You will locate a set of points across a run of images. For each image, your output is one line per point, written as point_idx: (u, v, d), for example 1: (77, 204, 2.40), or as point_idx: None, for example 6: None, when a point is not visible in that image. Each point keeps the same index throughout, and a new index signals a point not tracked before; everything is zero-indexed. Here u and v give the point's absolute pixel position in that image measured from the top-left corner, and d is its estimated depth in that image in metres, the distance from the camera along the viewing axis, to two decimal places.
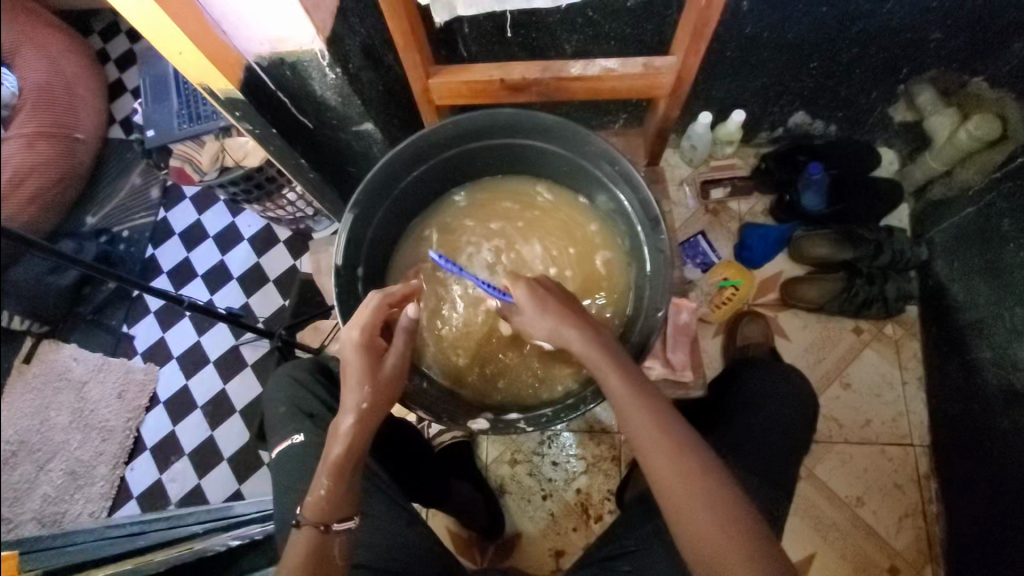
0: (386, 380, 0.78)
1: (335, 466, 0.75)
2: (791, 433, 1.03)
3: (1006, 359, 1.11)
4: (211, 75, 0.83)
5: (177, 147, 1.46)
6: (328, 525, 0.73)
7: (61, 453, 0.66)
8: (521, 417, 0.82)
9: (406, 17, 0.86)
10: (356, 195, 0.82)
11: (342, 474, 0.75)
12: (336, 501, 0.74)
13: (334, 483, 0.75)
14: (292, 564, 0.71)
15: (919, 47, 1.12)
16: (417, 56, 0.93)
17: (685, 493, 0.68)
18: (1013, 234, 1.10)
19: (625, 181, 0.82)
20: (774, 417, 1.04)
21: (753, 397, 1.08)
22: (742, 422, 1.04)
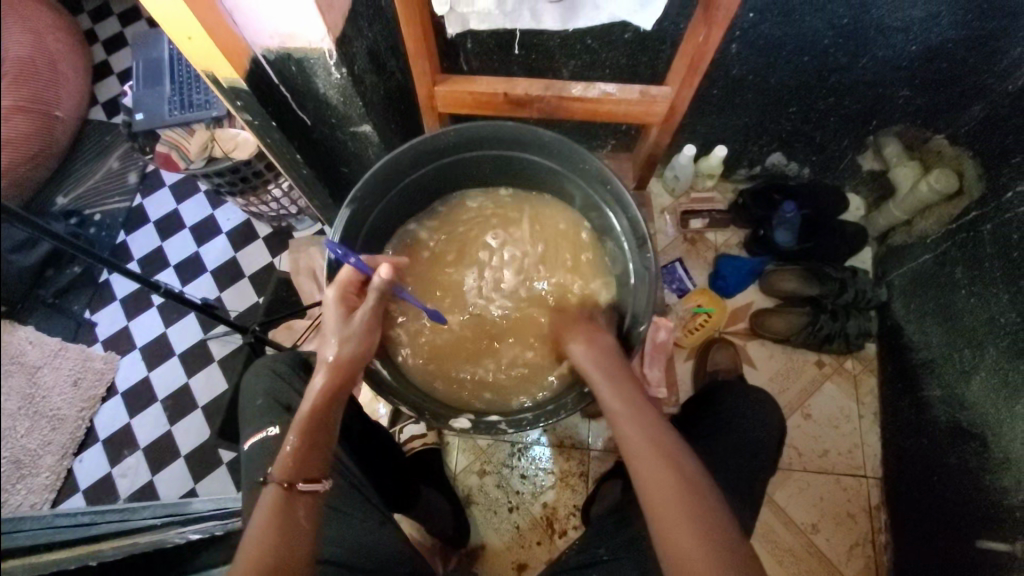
0: (353, 334, 0.82)
1: (301, 426, 0.77)
2: (754, 455, 1.07)
3: (954, 397, 1.18)
4: (218, 62, 0.84)
5: (163, 132, 1.44)
6: (292, 483, 0.74)
7: (5, 440, 0.63)
8: (502, 419, 0.84)
9: (419, 24, 0.89)
10: (354, 192, 0.84)
11: (309, 431, 0.78)
12: (301, 460, 0.76)
13: (300, 438, 0.77)
14: (256, 519, 0.72)
15: (888, 101, 1.21)
16: (426, 64, 0.95)
17: (664, 498, 0.69)
18: (965, 282, 1.18)
19: (615, 201, 0.85)
20: (740, 439, 1.09)
21: (722, 416, 1.12)
22: (712, 441, 1.08)
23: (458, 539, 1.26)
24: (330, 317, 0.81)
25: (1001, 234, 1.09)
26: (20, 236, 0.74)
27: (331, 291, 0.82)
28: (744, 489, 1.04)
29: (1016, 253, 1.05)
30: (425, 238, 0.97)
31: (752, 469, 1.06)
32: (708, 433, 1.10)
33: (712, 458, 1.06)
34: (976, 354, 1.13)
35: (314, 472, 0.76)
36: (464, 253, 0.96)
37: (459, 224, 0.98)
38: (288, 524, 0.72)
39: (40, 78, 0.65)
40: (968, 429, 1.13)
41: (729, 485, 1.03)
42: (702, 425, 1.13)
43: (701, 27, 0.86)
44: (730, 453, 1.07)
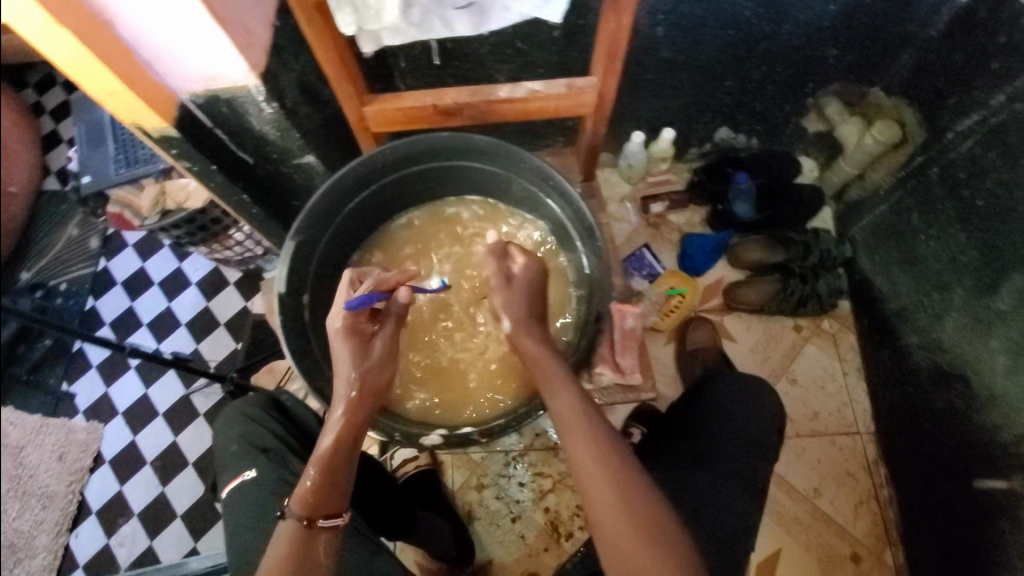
0: (373, 364, 0.80)
1: (323, 458, 0.74)
2: (755, 439, 1.08)
3: (931, 341, 1.18)
4: (144, 113, 0.83)
5: (111, 191, 1.42)
6: (313, 519, 0.72)
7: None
8: (474, 430, 0.84)
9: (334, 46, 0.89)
10: (297, 223, 0.83)
11: (332, 466, 0.74)
12: (323, 495, 0.73)
13: (322, 474, 0.73)
14: (273, 556, 0.70)
15: (818, 63, 1.23)
16: (351, 88, 0.96)
17: (609, 502, 0.71)
18: (923, 227, 1.19)
19: (559, 195, 0.86)
20: (741, 428, 1.08)
21: (717, 402, 1.13)
22: (711, 430, 1.09)
23: (464, 558, 1.24)
24: (348, 347, 0.79)
25: (949, 175, 1.11)
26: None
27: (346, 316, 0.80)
28: (748, 473, 1.04)
29: (965, 192, 1.07)
30: (380, 260, 0.98)
31: (755, 451, 1.07)
32: (705, 420, 1.11)
33: (713, 445, 1.07)
34: (944, 296, 1.14)
35: (333, 507, 0.73)
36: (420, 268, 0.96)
37: (411, 240, 0.99)
38: (307, 561, 0.70)
39: None
40: (949, 370, 1.14)
41: (722, 468, 1.04)
42: (699, 414, 1.13)
43: (612, 14, 0.87)
44: (730, 440, 1.07)
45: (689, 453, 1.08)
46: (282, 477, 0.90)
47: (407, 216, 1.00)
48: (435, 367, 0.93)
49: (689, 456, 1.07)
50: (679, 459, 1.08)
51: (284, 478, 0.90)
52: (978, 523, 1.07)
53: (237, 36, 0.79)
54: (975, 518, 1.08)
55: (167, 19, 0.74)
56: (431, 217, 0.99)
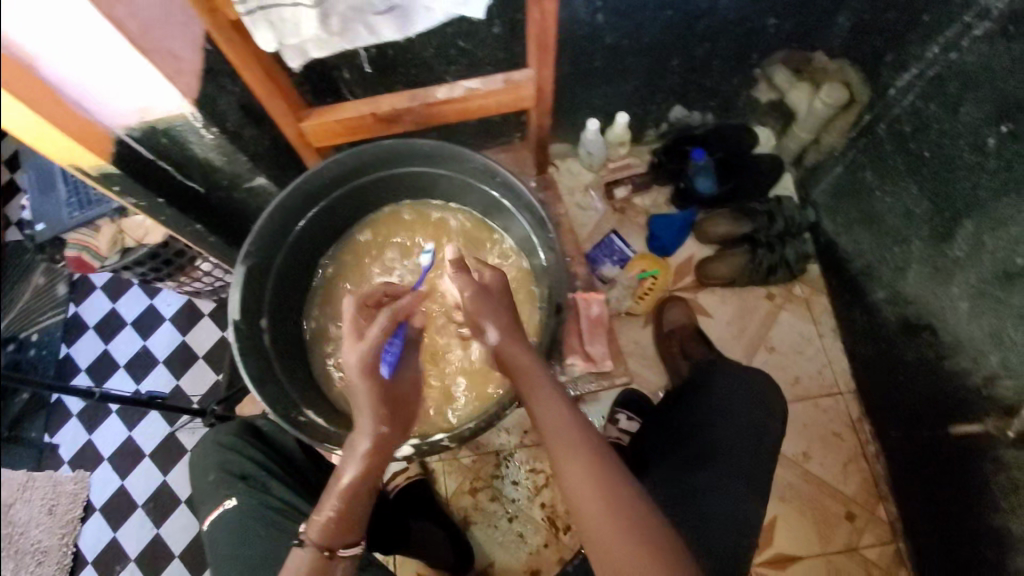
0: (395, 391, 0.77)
1: (347, 488, 0.72)
2: (760, 437, 1.06)
3: (897, 295, 1.20)
4: (77, 151, 0.79)
5: (67, 236, 1.39)
6: (333, 549, 0.71)
7: None
8: (445, 435, 0.86)
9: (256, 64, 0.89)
10: (246, 247, 0.82)
11: (356, 496, 0.72)
12: (343, 525, 0.72)
13: (344, 505, 0.72)
14: None
15: (760, 33, 1.24)
16: (282, 102, 0.96)
17: (607, 521, 0.71)
18: (878, 183, 1.20)
19: (508, 189, 0.87)
20: (745, 425, 1.07)
21: (721, 402, 1.09)
22: (720, 434, 1.06)
23: (465, 563, 1.23)
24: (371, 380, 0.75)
25: (896, 130, 1.13)
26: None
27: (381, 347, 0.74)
28: (749, 475, 1.03)
29: (913, 145, 1.09)
30: (340, 275, 0.98)
31: (760, 454, 1.05)
32: (712, 420, 1.08)
33: (714, 444, 1.05)
34: (904, 249, 1.16)
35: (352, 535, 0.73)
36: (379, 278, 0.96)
37: (366, 252, 0.98)
38: None
39: None
40: (916, 321, 1.15)
41: (720, 466, 1.03)
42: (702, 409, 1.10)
43: (534, 6, 0.85)
44: (733, 440, 1.05)
45: (688, 454, 1.06)
46: (261, 502, 0.92)
47: (361, 229, 0.99)
48: None
49: (690, 456, 1.06)
50: (678, 460, 1.07)
51: (262, 504, 0.92)
52: (966, 480, 1.08)
53: (163, 65, 0.78)
54: (962, 485, 1.09)
55: (89, 50, 0.72)
56: (384, 227, 0.99)
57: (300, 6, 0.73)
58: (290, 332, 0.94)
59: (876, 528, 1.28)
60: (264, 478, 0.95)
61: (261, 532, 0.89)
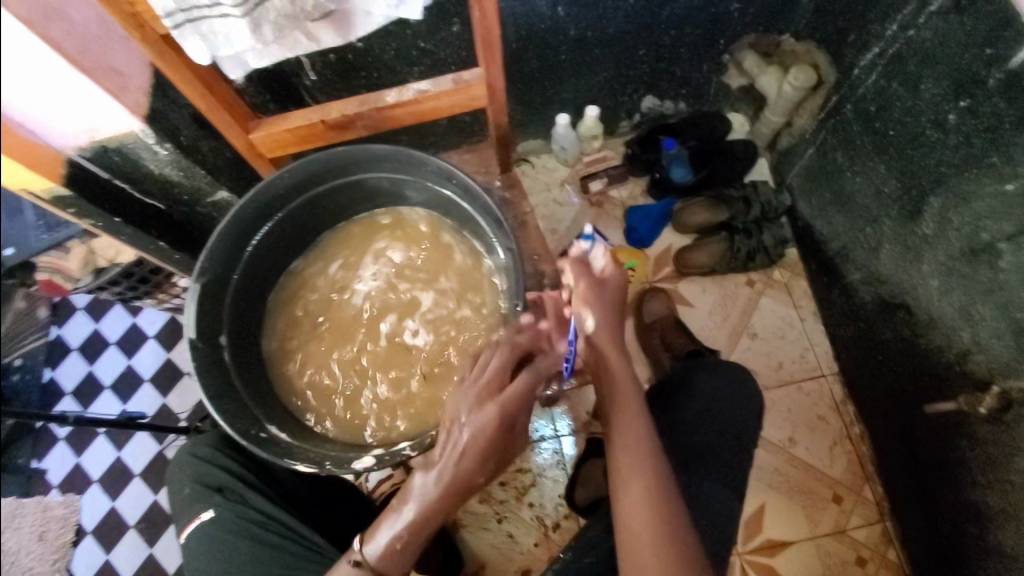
0: (501, 447, 0.75)
1: (413, 523, 0.72)
2: (739, 437, 1.06)
3: (872, 276, 1.19)
4: (23, 176, 0.78)
5: (37, 261, 1.34)
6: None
7: None
8: (408, 444, 0.81)
9: (194, 78, 0.87)
10: (200, 262, 0.81)
11: (422, 530, 0.73)
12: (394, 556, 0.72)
13: (411, 536, 0.72)
14: None
15: (725, 19, 1.23)
16: (228, 117, 0.94)
17: (651, 547, 0.74)
18: (847, 164, 1.19)
19: (464, 191, 0.86)
20: (725, 424, 1.07)
21: (705, 400, 1.09)
22: (701, 432, 1.06)
23: (452, 566, 1.23)
24: (491, 429, 0.73)
25: (861, 110, 1.12)
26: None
27: (517, 408, 0.76)
28: (731, 472, 1.03)
29: (878, 123, 1.08)
30: (298, 285, 0.96)
31: (738, 454, 1.05)
32: (693, 422, 1.08)
33: (697, 446, 1.05)
34: (876, 229, 1.15)
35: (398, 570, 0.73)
36: (342, 286, 0.94)
37: (329, 260, 0.96)
38: None
39: None
40: (891, 300, 1.15)
41: (701, 463, 1.03)
42: (685, 410, 1.10)
43: (473, 3, 0.84)
44: (715, 440, 1.05)
45: (676, 453, 1.06)
46: (235, 514, 0.91)
47: (323, 235, 0.98)
48: (363, 384, 0.90)
49: (676, 455, 1.05)
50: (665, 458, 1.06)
51: (239, 515, 0.91)
52: (945, 462, 1.08)
53: (106, 82, 0.76)
54: (945, 467, 1.09)
55: (27, 76, 0.71)
56: (346, 235, 0.98)
57: (229, 17, 0.72)
58: (255, 346, 0.92)
59: (864, 510, 1.27)
60: (241, 489, 0.94)
61: (236, 542, 0.88)
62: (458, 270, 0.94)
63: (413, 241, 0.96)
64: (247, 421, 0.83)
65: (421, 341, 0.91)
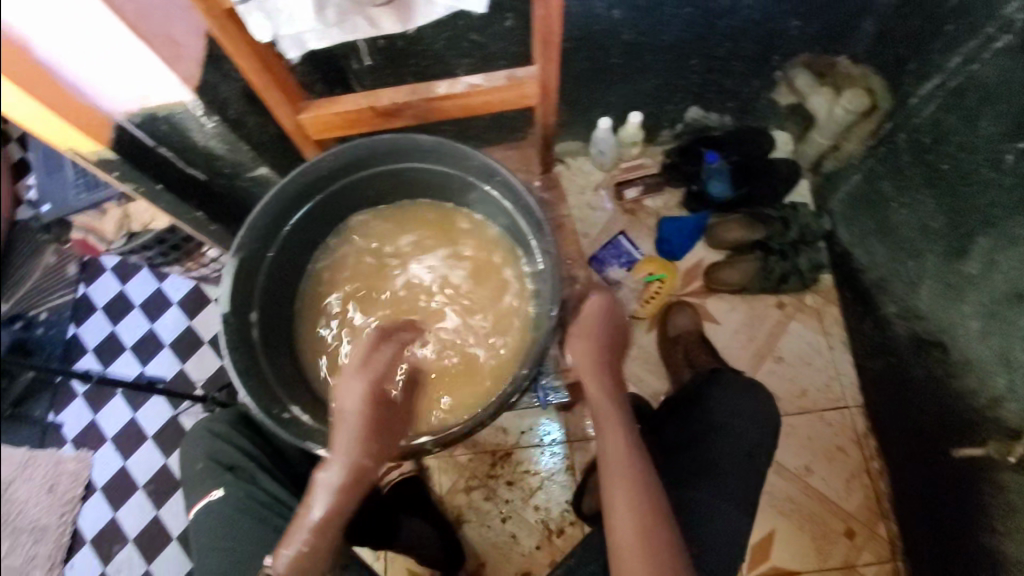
0: (385, 435, 0.79)
1: (318, 521, 0.77)
2: (751, 455, 1.04)
3: (908, 310, 1.16)
4: (74, 137, 0.80)
5: (73, 218, 1.40)
6: None
7: None
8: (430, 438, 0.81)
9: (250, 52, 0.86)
10: (239, 239, 0.82)
11: (325, 528, 0.77)
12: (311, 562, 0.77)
13: (315, 536, 0.77)
14: None
15: (783, 35, 1.20)
16: (280, 94, 0.93)
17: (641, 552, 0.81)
18: (894, 194, 1.16)
19: (508, 190, 0.85)
20: (738, 442, 1.05)
21: (719, 417, 1.08)
22: (714, 447, 1.04)
23: (454, 562, 1.22)
24: (365, 417, 0.77)
25: (915, 140, 1.09)
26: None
27: (386, 394, 0.80)
28: (741, 494, 1.01)
29: (931, 156, 1.05)
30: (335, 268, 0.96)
31: (756, 473, 1.03)
32: (706, 436, 1.06)
33: (709, 460, 1.03)
34: (918, 263, 1.11)
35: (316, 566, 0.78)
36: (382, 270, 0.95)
37: (366, 245, 0.96)
38: None
39: None
40: (925, 337, 1.11)
41: (710, 475, 1.02)
42: (696, 425, 1.09)
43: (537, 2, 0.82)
44: (726, 455, 1.04)
45: (686, 466, 1.04)
46: (246, 495, 0.91)
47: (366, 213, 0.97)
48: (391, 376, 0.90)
49: (687, 467, 1.04)
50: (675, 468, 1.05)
51: (250, 496, 0.91)
52: (963, 506, 1.05)
53: (162, 50, 0.76)
54: (964, 512, 1.05)
55: (85, 39, 0.71)
56: (393, 216, 0.97)
57: None
58: (283, 325, 0.93)
59: (876, 546, 1.24)
60: (252, 468, 0.94)
61: (247, 523, 0.89)
62: (494, 270, 0.95)
63: (452, 233, 0.97)
64: (271, 400, 0.83)
65: (429, 352, 0.90)
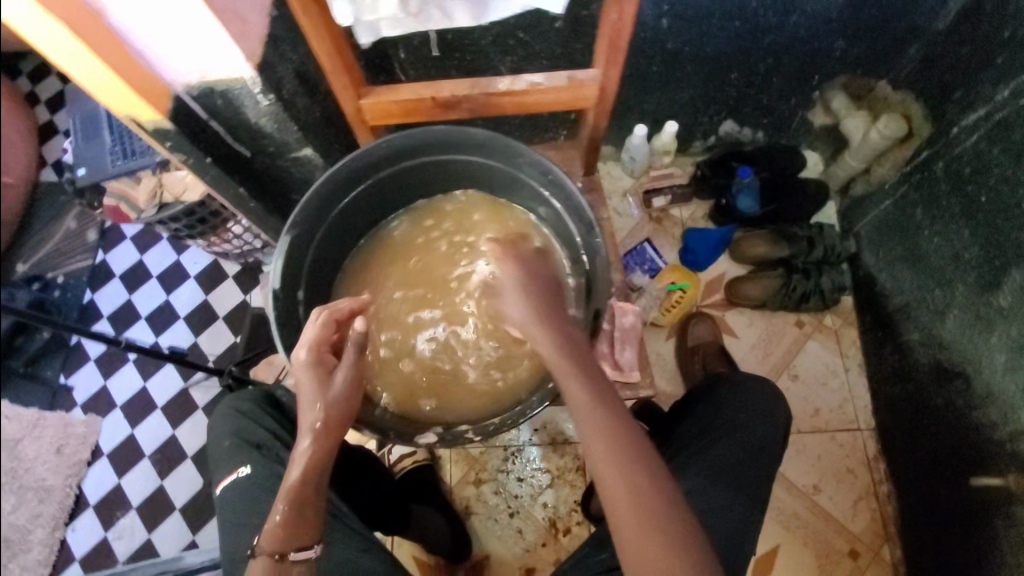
0: (337, 395, 0.79)
1: (294, 488, 0.75)
2: (761, 453, 1.03)
3: (932, 338, 1.17)
4: (137, 106, 0.82)
5: (108, 184, 1.40)
6: (284, 552, 0.73)
7: None
8: (469, 428, 0.85)
9: (328, 37, 0.88)
10: (292, 218, 0.83)
11: (301, 497, 0.74)
12: (296, 530, 0.73)
13: (289, 507, 0.74)
14: None
15: (826, 55, 1.22)
16: (347, 78, 0.95)
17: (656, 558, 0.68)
18: (927, 223, 1.18)
19: (558, 189, 0.86)
20: (746, 439, 1.03)
21: (726, 413, 1.06)
22: (721, 443, 1.02)
23: (460, 553, 1.23)
24: (309, 380, 0.79)
25: (954, 170, 1.10)
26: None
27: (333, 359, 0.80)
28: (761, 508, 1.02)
29: (970, 187, 1.06)
30: (383, 249, 0.99)
31: (757, 472, 1.01)
32: (715, 435, 1.04)
33: (718, 454, 1.01)
34: (947, 292, 1.13)
35: (304, 540, 0.74)
36: (425, 258, 0.96)
37: (415, 228, 0.99)
38: None
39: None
40: (948, 367, 1.13)
41: (720, 468, 1.00)
42: (704, 420, 1.08)
43: (614, 6, 0.86)
44: (735, 454, 1.01)
45: (699, 461, 1.01)
46: (271, 473, 0.92)
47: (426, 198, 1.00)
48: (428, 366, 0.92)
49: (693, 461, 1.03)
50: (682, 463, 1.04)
51: (274, 475, 0.92)
52: (973, 534, 1.07)
53: (230, 26, 0.77)
54: (972, 541, 1.07)
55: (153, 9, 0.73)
56: (449, 205, 1.00)
57: None
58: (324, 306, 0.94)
59: (878, 570, 1.25)
60: (277, 448, 0.95)
61: (271, 502, 0.89)
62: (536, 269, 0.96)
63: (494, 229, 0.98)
64: None
65: (427, 348, 0.92)
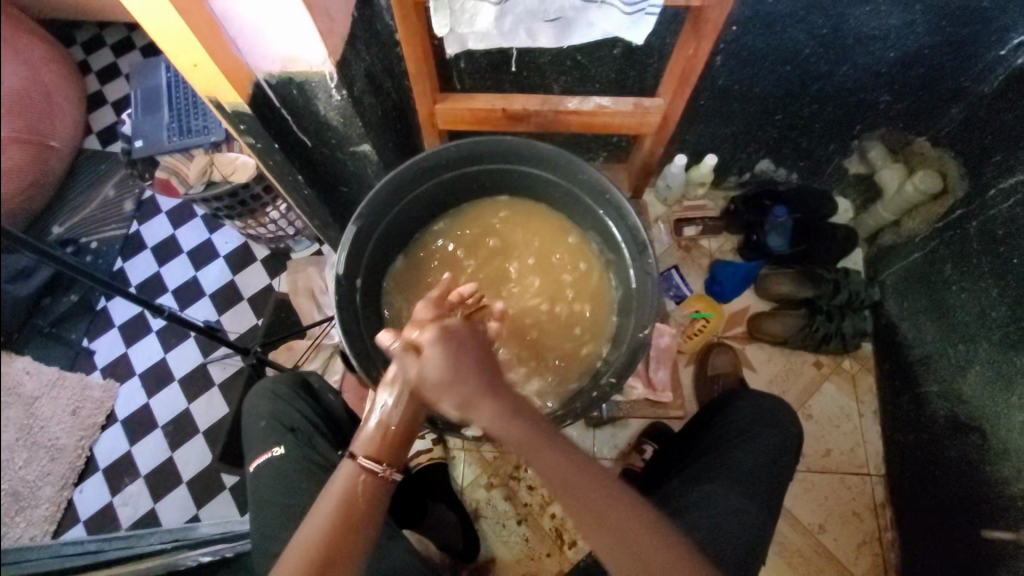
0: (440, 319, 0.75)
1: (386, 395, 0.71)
2: (780, 481, 1.05)
3: (952, 391, 1.20)
4: (222, 88, 0.86)
5: (160, 158, 1.41)
6: (360, 457, 0.69)
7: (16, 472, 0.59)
8: None
9: (417, 46, 0.94)
10: (359, 209, 0.87)
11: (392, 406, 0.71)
12: (381, 437, 0.70)
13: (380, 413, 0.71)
14: (327, 495, 0.68)
15: (870, 107, 1.26)
16: (426, 84, 1.01)
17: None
18: (955, 278, 1.21)
19: (614, 210, 0.90)
20: (766, 455, 1.06)
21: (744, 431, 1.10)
22: (740, 456, 1.06)
23: (468, 553, 1.25)
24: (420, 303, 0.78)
25: (988, 231, 1.13)
26: (19, 263, 0.66)
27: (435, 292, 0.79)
28: None
29: (1003, 249, 1.09)
30: (516, 226, 1.03)
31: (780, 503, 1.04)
32: (733, 441, 1.08)
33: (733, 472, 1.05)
34: (971, 348, 1.16)
35: (383, 455, 0.70)
36: (516, 262, 1.01)
37: (527, 220, 1.03)
38: (347, 517, 0.67)
39: (28, 106, 0.51)
40: (966, 422, 1.15)
41: (739, 486, 1.02)
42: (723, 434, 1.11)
43: (689, 41, 0.92)
44: (758, 472, 1.04)
45: (702, 470, 1.07)
46: (307, 456, 0.95)
47: (576, 236, 1.02)
48: None
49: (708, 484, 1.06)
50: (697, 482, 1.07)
51: (307, 458, 0.95)
52: None
53: (320, 23, 0.82)
54: None
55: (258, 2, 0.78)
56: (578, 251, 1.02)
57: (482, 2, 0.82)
58: (373, 297, 0.98)
59: None
60: (311, 431, 0.99)
61: (305, 481, 0.92)
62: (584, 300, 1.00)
63: (560, 248, 1.03)
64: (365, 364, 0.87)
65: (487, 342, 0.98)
